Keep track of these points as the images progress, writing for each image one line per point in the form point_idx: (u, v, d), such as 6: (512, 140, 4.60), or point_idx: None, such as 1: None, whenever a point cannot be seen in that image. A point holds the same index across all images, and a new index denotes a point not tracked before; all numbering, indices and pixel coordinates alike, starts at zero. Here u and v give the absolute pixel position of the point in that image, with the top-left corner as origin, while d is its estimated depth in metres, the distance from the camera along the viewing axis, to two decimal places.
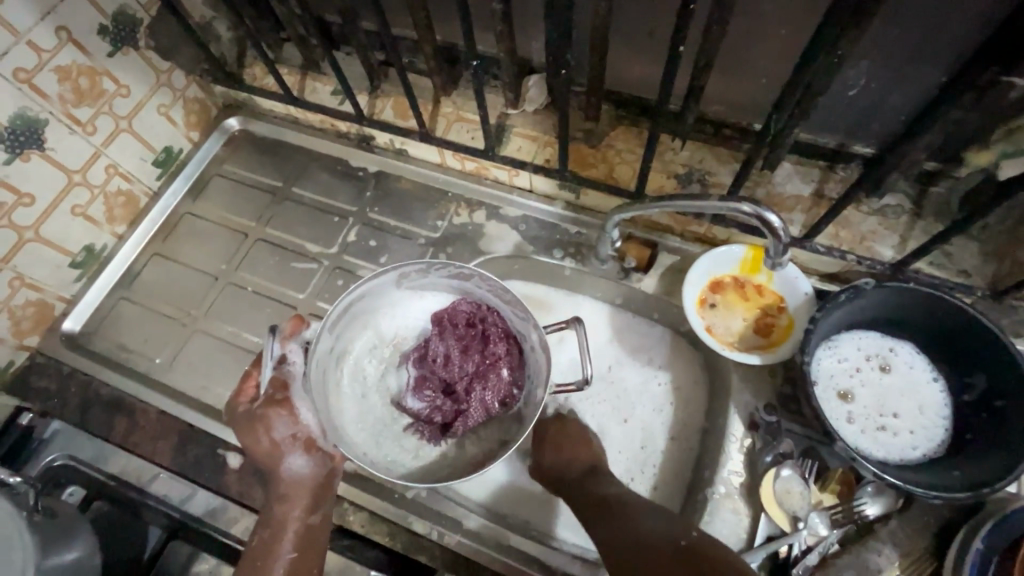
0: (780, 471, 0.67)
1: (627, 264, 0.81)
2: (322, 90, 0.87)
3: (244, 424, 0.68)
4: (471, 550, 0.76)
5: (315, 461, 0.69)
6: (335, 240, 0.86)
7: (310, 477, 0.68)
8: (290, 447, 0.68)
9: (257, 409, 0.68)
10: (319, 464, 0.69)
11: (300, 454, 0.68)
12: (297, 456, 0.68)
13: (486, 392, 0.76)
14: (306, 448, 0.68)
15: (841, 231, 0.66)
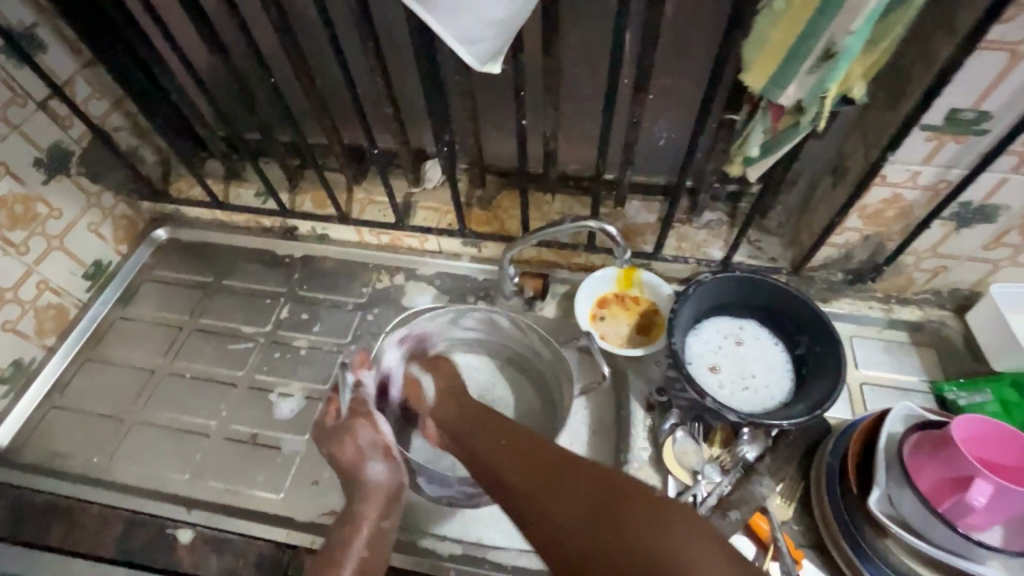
0: (670, 437, 0.77)
1: (527, 295, 0.91)
2: (246, 193, 1.01)
3: (332, 435, 0.67)
4: (432, 566, 0.70)
5: (391, 470, 0.65)
6: (269, 319, 0.93)
7: (383, 488, 0.64)
8: (371, 455, 0.65)
9: (342, 422, 0.68)
10: (391, 476, 0.65)
11: (381, 462, 0.65)
12: (376, 464, 0.65)
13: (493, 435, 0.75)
14: (386, 457, 0.66)
15: (684, 244, 0.90)
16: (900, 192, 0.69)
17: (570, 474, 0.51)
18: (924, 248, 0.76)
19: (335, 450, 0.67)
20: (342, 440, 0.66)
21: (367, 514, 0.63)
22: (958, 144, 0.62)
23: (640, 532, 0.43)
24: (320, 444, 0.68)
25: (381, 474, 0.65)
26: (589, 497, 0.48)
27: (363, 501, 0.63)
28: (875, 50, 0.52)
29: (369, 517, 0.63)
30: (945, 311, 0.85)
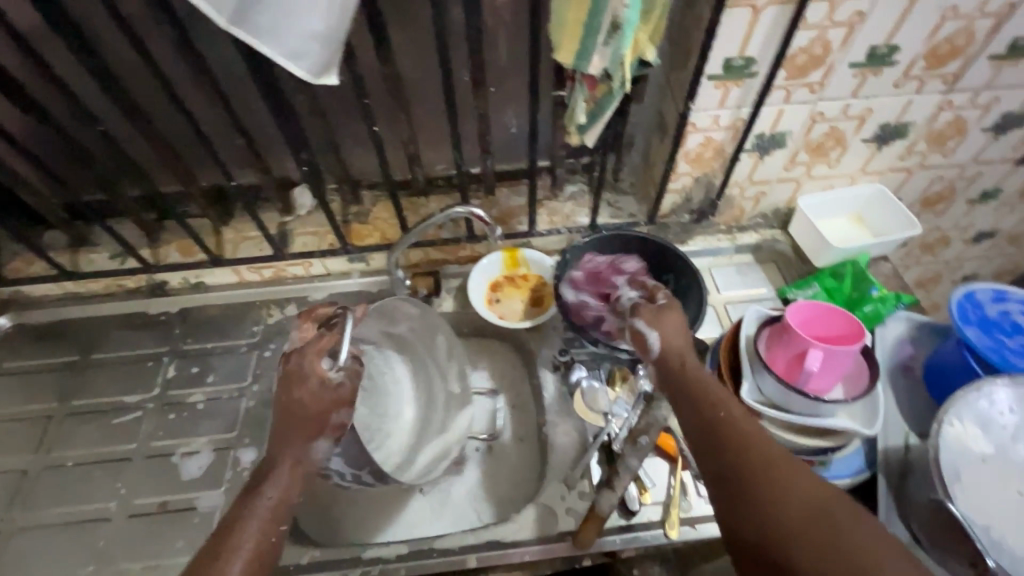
0: (579, 388, 0.84)
1: (422, 294, 0.93)
2: (100, 258, 0.94)
3: (296, 377, 0.59)
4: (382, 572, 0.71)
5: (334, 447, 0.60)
6: (154, 382, 0.88)
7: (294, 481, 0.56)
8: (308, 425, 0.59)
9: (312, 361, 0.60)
10: (325, 456, 0.60)
11: (326, 440, 0.60)
12: (324, 443, 0.60)
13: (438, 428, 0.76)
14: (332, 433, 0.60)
15: (555, 218, 0.98)
16: (710, 135, 0.82)
17: (768, 470, 0.52)
18: (742, 179, 0.90)
19: (297, 397, 0.58)
20: (296, 391, 0.59)
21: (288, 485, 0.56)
22: (738, 88, 0.75)
23: (845, 530, 0.47)
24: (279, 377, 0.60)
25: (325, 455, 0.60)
26: (803, 500, 0.50)
27: (279, 469, 0.56)
28: (651, 16, 0.62)
29: (274, 493, 0.55)
30: (774, 230, 1.01)
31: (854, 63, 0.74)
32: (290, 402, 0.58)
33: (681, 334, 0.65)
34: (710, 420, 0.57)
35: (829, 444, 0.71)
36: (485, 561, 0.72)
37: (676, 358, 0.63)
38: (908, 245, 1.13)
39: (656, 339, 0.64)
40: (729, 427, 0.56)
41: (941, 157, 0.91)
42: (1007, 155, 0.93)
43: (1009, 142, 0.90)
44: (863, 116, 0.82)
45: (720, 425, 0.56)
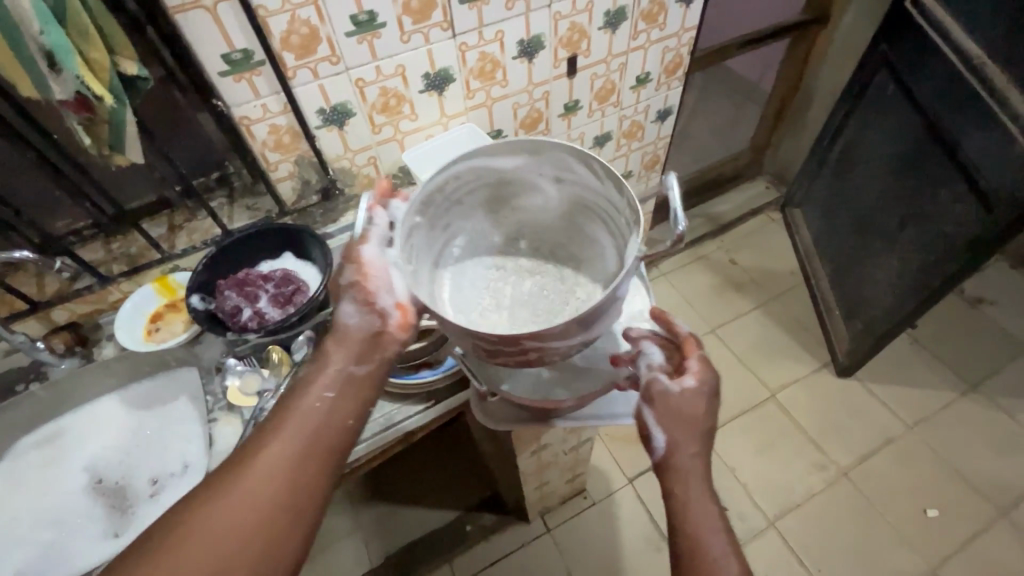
0: (234, 377, 0.89)
1: (61, 348, 0.93)
2: None
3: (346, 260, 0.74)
4: None
5: (360, 315, 0.72)
6: None
7: (360, 326, 0.71)
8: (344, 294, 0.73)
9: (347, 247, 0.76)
10: (362, 322, 0.71)
11: (351, 307, 0.72)
12: (347, 305, 0.72)
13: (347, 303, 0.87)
14: (357, 303, 0.72)
15: (195, 235, 1.02)
16: (273, 122, 0.92)
17: (693, 530, 0.64)
18: (342, 152, 1.02)
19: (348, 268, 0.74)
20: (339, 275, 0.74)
21: (333, 362, 0.68)
22: (259, 76, 0.84)
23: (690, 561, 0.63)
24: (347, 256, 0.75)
25: (391, 308, 0.72)
26: (686, 506, 0.65)
27: (337, 339, 0.70)
28: (89, 35, 0.67)
29: (290, 417, 0.64)
30: (410, 185, 1.14)
31: (349, 33, 0.86)
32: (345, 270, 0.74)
33: (704, 421, 0.69)
34: (678, 441, 0.68)
35: None
36: None
37: (683, 415, 0.68)
38: None
39: (661, 441, 0.69)
40: (695, 454, 0.68)
41: (501, 88, 1.09)
42: (555, 73, 1.14)
43: (546, 62, 1.10)
44: (400, 73, 0.96)
45: (688, 454, 0.68)
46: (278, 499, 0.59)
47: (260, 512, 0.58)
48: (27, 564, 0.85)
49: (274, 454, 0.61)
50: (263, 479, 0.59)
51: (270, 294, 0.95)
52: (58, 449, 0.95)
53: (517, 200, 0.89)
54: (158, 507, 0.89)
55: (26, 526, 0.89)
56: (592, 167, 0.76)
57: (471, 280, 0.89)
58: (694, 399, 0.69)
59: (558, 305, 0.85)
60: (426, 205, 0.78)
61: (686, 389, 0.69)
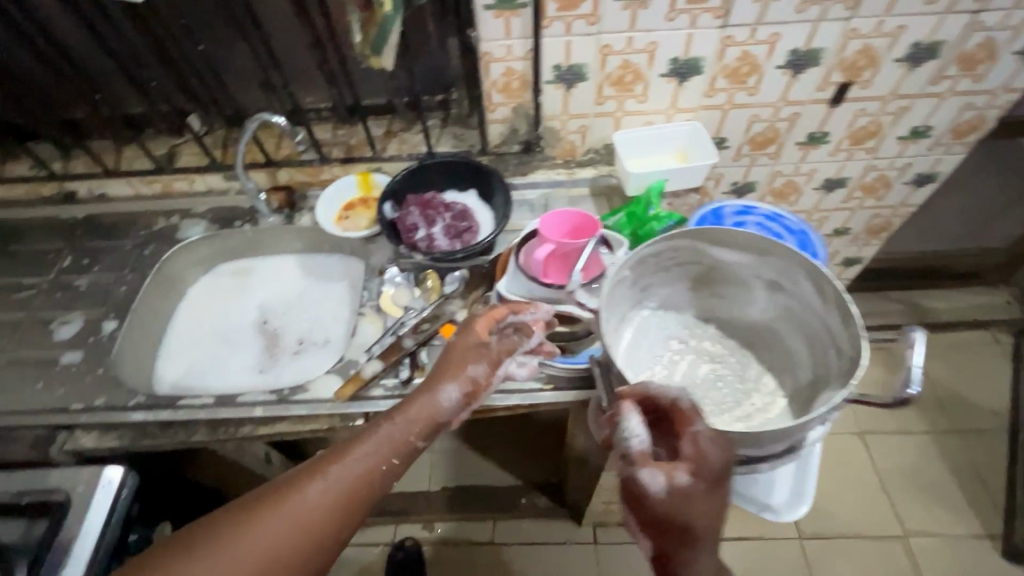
0: (388, 286, 0.97)
1: (274, 206, 1.08)
2: (21, 168, 1.12)
3: (472, 337, 0.72)
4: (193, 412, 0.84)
5: (458, 400, 0.69)
6: (52, 268, 1.05)
7: (451, 409, 0.69)
8: (460, 378, 0.70)
9: (488, 330, 0.73)
10: (449, 410, 0.69)
11: (456, 391, 0.69)
12: (449, 388, 0.69)
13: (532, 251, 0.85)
14: (464, 392, 0.69)
15: (404, 147, 1.10)
16: (509, 66, 0.92)
17: None
18: (558, 112, 1.00)
19: (472, 350, 0.71)
20: (465, 360, 0.71)
21: (410, 429, 0.66)
22: (517, 17, 0.85)
23: None
24: (474, 327, 0.73)
25: (462, 409, 0.70)
26: None
27: (421, 406, 0.68)
28: None
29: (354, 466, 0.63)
30: (608, 165, 1.10)
31: None
32: (473, 348, 0.71)
33: (710, 523, 0.55)
34: (670, 552, 0.57)
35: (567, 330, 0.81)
36: (269, 413, 0.84)
37: (672, 526, 0.55)
38: (757, 190, 1.19)
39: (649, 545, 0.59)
40: (695, 569, 0.56)
41: (747, 96, 0.98)
42: (816, 96, 0.98)
43: (811, 82, 0.96)
44: (649, 49, 0.89)
45: (691, 563, 0.57)
46: (309, 539, 0.59)
47: (283, 552, 0.58)
48: (195, 360, 1.02)
49: (315, 503, 0.60)
50: (300, 521, 0.59)
51: (445, 223, 1.01)
52: (245, 281, 1.13)
53: (728, 288, 0.78)
54: (301, 361, 1.01)
55: (204, 330, 1.06)
56: (824, 290, 0.67)
57: (651, 346, 0.78)
58: (682, 500, 0.55)
59: (729, 402, 0.74)
60: (638, 263, 0.72)
61: (673, 491, 0.55)
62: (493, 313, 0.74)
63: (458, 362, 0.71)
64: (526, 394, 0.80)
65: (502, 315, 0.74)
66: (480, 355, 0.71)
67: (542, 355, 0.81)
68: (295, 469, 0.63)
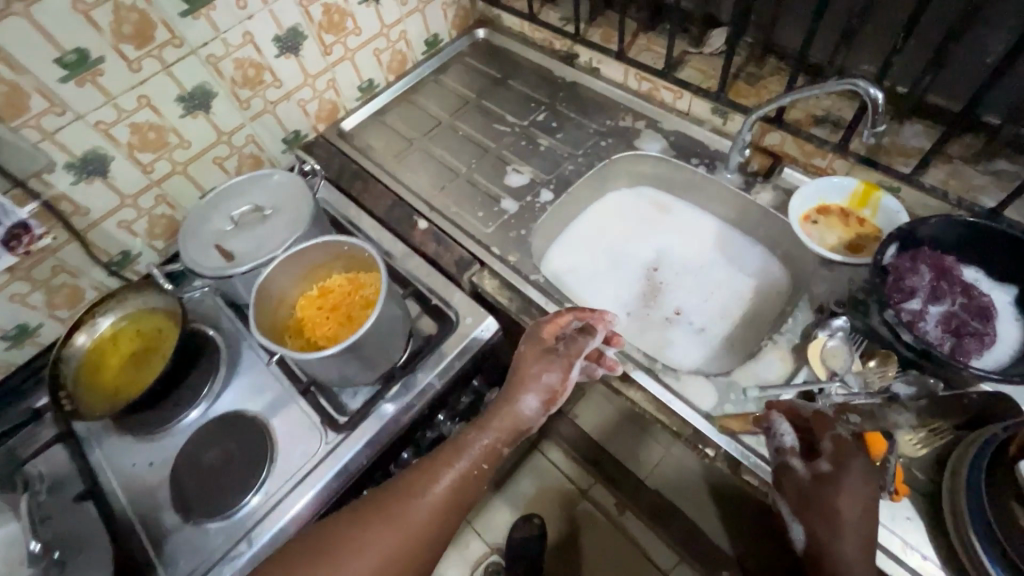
0: (825, 335, 0.77)
1: (751, 169, 0.94)
2: (552, 16, 1.19)
3: (540, 347, 0.75)
4: None
5: (542, 406, 0.72)
6: (528, 117, 1.14)
7: (531, 417, 0.72)
8: (538, 386, 0.72)
9: (556, 346, 0.74)
10: (533, 417, 0.72)
11: (536, 401, 0.72)
12: (532, 401, 0.72)
13: None
14: (544, 401, 0.73)
15: (953, 182, 0.80)
16: None
17: None
18: None
19: (527, 369, 0.74)
20: (543, 363, 0.73)
21: (496, 438, 0.71)
22: None
23: None
24: (529, 343, 0.76)
25: (543, 406, 0.73)
26: None
27: (505, 411, 0.72)
28: None
29: (465, 468, 0.70)
30: None
31: None
32: (525, 367, 0.74)
33: (852, 514, 0.63)
34: (817, 537, 0.64)
35: None
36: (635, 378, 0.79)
37: (820, 506, 0.64)
38: None
39: (803, 533, 0.66)
40: (840, 557, 0.62)
41: None
42: None
43: None
44: None
45: (839, 551, 0.62)
46: (425, 528, 0.66)
47: (407, 542, 0.65)
48: (582, 267, 1.03)
49: (439, 500, 0.67)
50: (414, 515, 0.66)
51: (951, 310, 0.74)
52: (659, 220, 1.06)
53: None
54: (668, 334, 0.93)
55: (602, 244, 1.06)
56: None
57: None
58: (827, 486, 0.65)
59: None
60: None
61: (817, 476, 0.66)
62: (558, 319, 0.78)
63: (543, 364, 0.73)
64: None
65: (565, 322, 0.77)
66: (551, 363, 0.73)
67: None
68: (381, 488, 0.69)
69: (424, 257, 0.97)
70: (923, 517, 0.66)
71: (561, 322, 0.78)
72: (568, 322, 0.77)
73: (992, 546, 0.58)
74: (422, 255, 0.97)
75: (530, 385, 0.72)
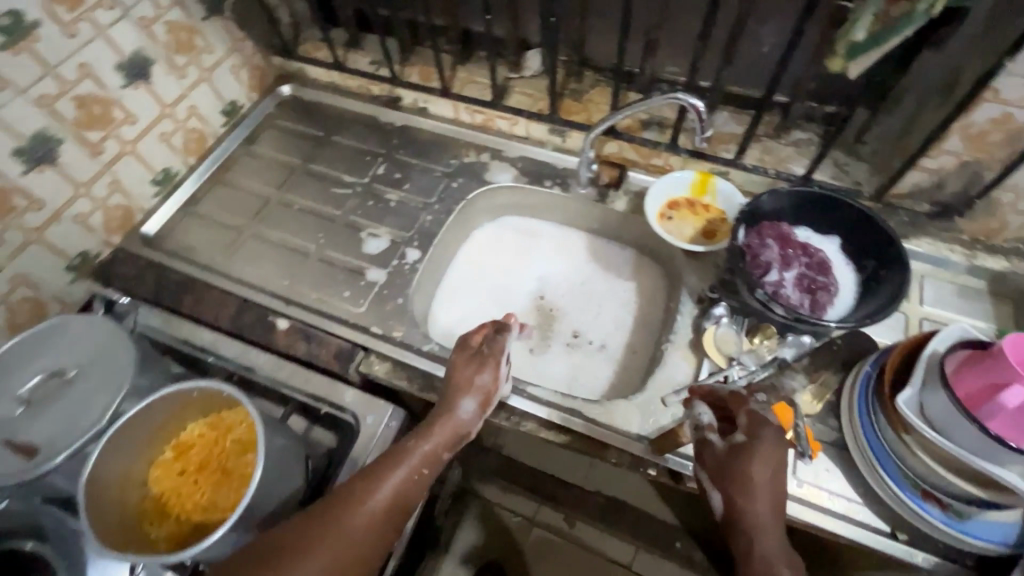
0: (713, 324, 0.82)
1: (602, 183, 0.97)
2: (361, 61, 1.11)
3: (468, 348, 0.75)
4: None
5: (479, 409, 0.72)
6: (367, 173, 1.05)
7: (470, 419, 0.71)
8: (472, 388, 0.72)
9: (482, 348, 0.75)
10: (470, 421, 0.71)
11: (472, 404, 0.72)
12: (468, 403, 0.72)
13: (965, 380, 0.60)
14: (480, 404, 0.72)
15: (767, 157, 0.91)
16: (1010, 112, 0.66)
17: None
18: None
19: (459, 372, 0.74)
20: (474, 365, 0.73)
21: (436, 444, 0.69)
22: None
23: None
24: (458, 351, 0.75)
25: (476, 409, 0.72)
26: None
27: (444, 419, 0.70)
28: None
29: (406, 472, 0.66)
30: None
31: None
32: (457, 369, 0.74)
33: (762, 479, 0.62)
34: (733, 503, 0.63)
35: (983, 496, 0.61)
36: (563, 421, 0.77)
37: (730, 475, 0.63)
38: None
39: (720, 499, 0.65)
40: (752, 519, 0.62)
41: None
42: None
43: None
44: None
45: (752, 513, 0.62)
46: (369, 543, 0.62)
47: (350, 560, 0.60)
48: (472, 317, 0.98)
49: (380, 511, 0.63)
50: (354, 535, 0.61)
51: (801, 271, 0.82)
52: (532, 246, 1.06)
53: None
54: (575, 360, 0.93)
55: (484, 287, 1.02)
56: None
57: None
58: (741, 457, 0.63)
59: None
60: None
61: (732, 448, 0.65)
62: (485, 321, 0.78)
63: (473, 367, 0.73)
64: (885, 539, 0.67)
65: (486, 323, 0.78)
66: (484, 364, 0.74)
67: (919, 507, 0.65)
68: (320, 505, 0.63)
69: (296, 361, 0.84)
70: (839, 465, 0.72)
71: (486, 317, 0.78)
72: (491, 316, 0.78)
73: (896, 472, 0.66)
74: (293, 359, 0.84)
75: (468, 385, 0.72)
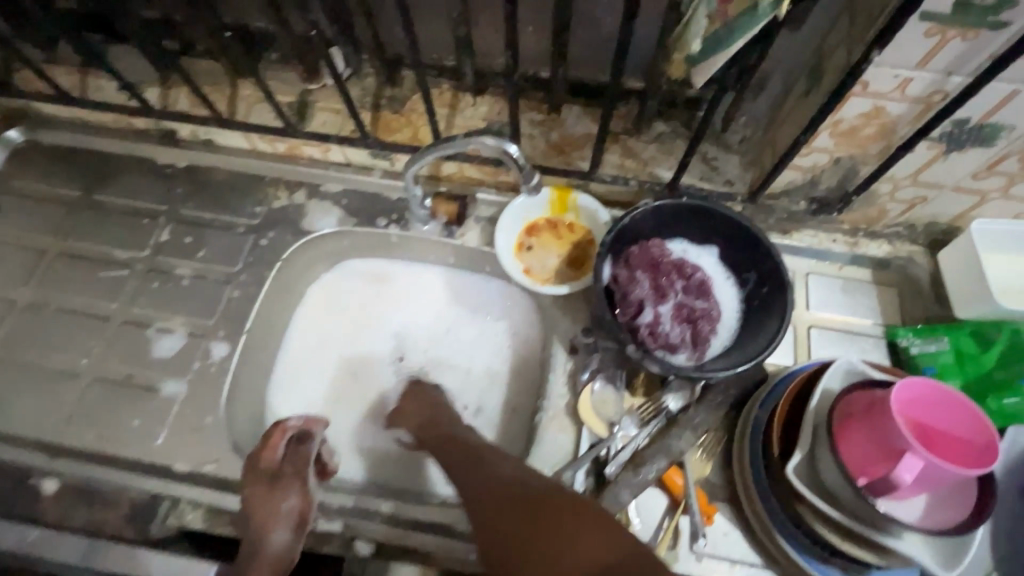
0: (589, 385, 0.69)
1: (441, 221, 0.79)
2: (108, 87, 0.83)
3: (260, 472, 0.60)
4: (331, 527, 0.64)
5: (296, 536, 0.59)
6: (147, 242, 0.81)
7: (283, 556, 0.58)
8: (280, 512, 0.59)
9: (279, 467, 0.61)
10: (289, 551, 0.58)
11: (285, 531, 0.58)
12: (280, 533, 0.58)
13: (855, 441, 0.53)
14: (296, 528, 0.59)
15: (628, 162, 0.76)
16: (882, 105, 0.55)
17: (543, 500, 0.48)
18: (903, 175, 0.64)
19: (256, 506, 0.59)
20: (274, 495, 0.60)
21: None
22: (964, 41, 0.47)
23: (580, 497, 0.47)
24: (246, 478, 0.61)
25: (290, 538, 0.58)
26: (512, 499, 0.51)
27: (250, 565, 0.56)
28: None
29: None
30: (914, 247, 0.76)
31: None
32: (253, 504, 0.59)
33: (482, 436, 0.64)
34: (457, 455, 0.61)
35: (881, 562, 0.54)
36: (427, 544, 0.64)
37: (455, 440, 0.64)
38: None
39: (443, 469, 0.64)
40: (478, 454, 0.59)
41: None
42: None
43: None
44: None
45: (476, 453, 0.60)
46: None
47: None
48: (317, 402, 0.81)
49: None
50: None
51: (678, 300, 0.71)
52: (382, 293, 0.87)
53: None
54: None
55: (329, 357, 0.83)
56: None
57: None
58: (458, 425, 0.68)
59: None
60: None
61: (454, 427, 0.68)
62: (272, 438, 0.62)
63: (276, 499, 0.59)
64: None
65: (277, 443, 0.62)
66: (285, 486, 0.60)
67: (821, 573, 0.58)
68: None
69: (77, 534, 0.64)
70: (738, 526, 0.64)
71: (282, 428, 0.63)
72: (289, 424, 0.63)
73: (792, 534, 0.58)
74: (73, 531, 0.65)
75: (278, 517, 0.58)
